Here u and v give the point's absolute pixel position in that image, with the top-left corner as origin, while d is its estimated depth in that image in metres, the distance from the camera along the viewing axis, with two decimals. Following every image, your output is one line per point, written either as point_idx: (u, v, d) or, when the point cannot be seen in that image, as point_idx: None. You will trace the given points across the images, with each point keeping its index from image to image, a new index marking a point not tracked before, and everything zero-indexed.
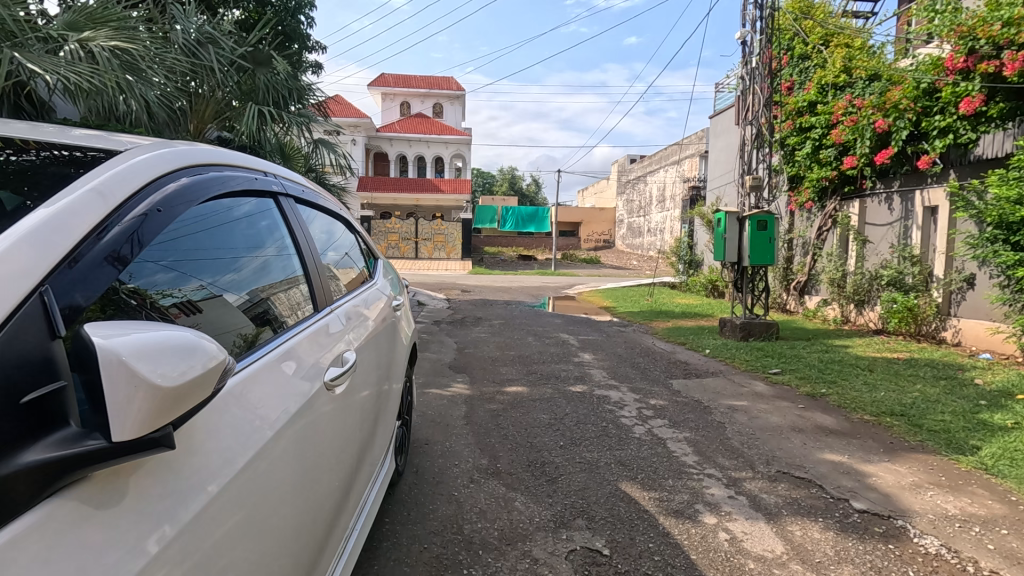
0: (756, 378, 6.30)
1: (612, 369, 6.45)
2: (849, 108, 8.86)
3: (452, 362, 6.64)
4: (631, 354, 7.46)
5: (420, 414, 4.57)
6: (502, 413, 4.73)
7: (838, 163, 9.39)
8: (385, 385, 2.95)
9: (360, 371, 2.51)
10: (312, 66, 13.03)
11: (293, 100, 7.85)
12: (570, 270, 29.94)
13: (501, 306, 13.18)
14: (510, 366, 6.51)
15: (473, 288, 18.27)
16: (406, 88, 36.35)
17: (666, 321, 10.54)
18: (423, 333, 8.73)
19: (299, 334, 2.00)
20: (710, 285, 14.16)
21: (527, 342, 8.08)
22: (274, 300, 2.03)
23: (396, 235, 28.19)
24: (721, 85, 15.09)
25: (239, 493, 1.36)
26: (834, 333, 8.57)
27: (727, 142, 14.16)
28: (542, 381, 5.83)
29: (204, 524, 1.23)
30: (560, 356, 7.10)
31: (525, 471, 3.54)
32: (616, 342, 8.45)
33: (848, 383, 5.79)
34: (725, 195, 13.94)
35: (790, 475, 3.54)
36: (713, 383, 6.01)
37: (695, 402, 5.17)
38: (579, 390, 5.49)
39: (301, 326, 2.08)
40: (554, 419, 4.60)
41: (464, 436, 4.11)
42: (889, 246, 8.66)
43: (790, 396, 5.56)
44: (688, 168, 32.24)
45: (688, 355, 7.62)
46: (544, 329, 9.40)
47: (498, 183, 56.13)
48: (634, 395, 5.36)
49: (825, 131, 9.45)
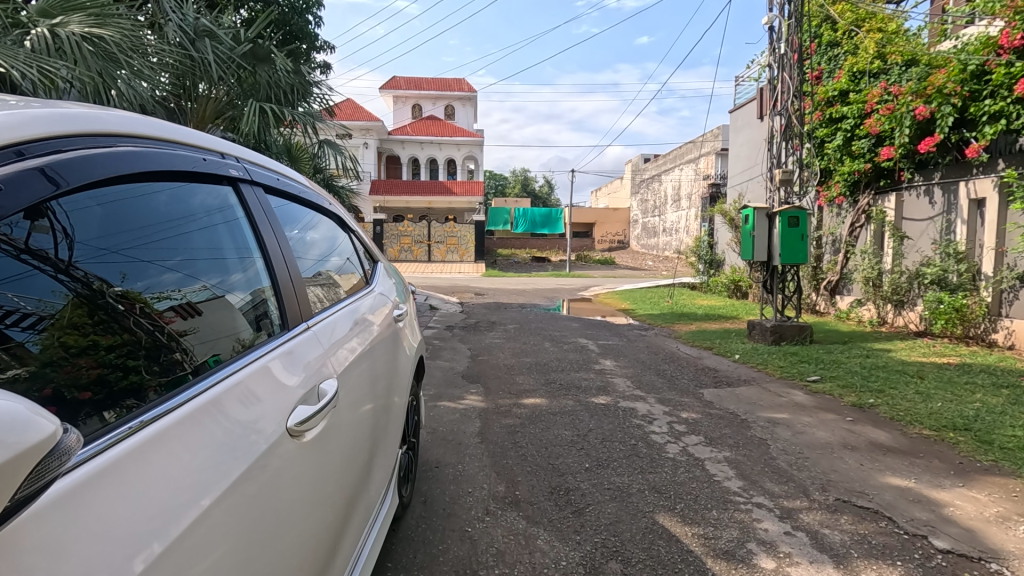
0: (794, 386, 5.81)
1: (636, 377, 6.01)
2: (885, 96, 8.33)
3: (466, 370, 6.25)
4: (655, 361, 7.01)
5: (430, 431, 4.18)
6: (519, 429, 4.33)
7: (872, 155, 8.86)
8: (389, 398, 2.60)
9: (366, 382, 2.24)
10: (320, 67, 12.80)
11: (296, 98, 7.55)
12: (585, 271, 29.42)
13: (515, 310, 12.79)
14: (527, 375, 6.10)
15: (486, 291, 17.87)
16: (417, 90, 36.17)
17: (689, 324, 10.06)
18: (435, 338, 8.36)
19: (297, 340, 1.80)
20: (733, 285, 13.61)
21: (544, 348, 7.66)
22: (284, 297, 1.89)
23: (409, 238, 27.95)
24: (742, 78, 14.56)
25: (223, 520, 1.21)
26: (873, 336, 8.02)
27: (749, 137, 13.63)
28: (562, 391, 5.42)
29: (188, 549, 1.09)
30: (580, 363, 6.67)
31: (547, 500, 3.13)
32: (638, 347, 8.00)
33: (897, 392, 5.29)
34: (748, 192, 13.39)
35: (853, 505, 3.09)
36: (747, 393, 5.54)
37: (731, 415, 4.73)
38: (602, 402, 5.07)
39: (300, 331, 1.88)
40: (577, 436, 4.19)
41: (479, 457, 3.72)
42: (930, 242, 8.11)
43: (835, 406, 5.08)
44: (705, 166, 31.58)
45: (716, 361, 7.15)
46: (562, 333, 8.99)
47: (511, 185, 55.86)
48: (663, 407, 4.93)
49: (857, 121, 8.91)
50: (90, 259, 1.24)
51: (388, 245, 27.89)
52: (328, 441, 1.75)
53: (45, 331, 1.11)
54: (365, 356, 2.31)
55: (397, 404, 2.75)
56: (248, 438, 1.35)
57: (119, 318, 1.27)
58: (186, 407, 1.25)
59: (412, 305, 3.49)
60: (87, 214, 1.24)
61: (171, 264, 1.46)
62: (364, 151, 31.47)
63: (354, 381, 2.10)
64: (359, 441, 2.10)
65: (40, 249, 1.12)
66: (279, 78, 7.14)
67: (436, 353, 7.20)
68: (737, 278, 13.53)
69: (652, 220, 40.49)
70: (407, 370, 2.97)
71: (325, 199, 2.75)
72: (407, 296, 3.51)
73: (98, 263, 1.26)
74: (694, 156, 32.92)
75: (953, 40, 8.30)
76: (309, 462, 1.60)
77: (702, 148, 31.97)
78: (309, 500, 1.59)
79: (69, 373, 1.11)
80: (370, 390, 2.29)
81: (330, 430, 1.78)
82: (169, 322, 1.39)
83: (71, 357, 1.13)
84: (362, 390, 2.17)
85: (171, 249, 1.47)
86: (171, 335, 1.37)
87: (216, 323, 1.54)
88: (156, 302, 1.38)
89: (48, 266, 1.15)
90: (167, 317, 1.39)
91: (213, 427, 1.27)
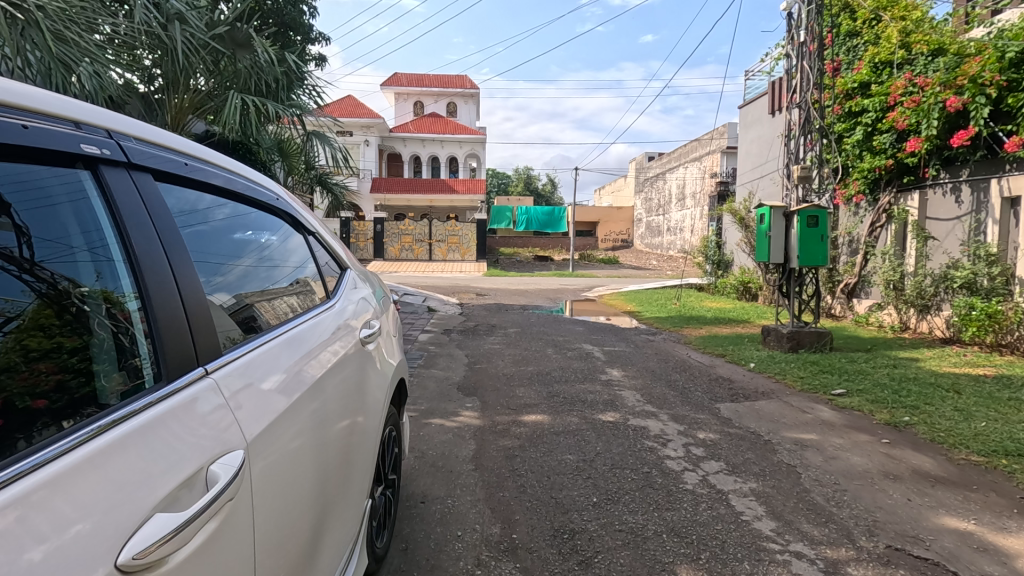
0: (818, 400, 5.35)
1: (646, 390, 5.56)
2: (910, 87, 7.87)
3: (462, 381, 5.81)
4: (665, 369, 6.57)
5: (418, 456, 3.73)
6: (518, 453, 3.88)
7: (894, 151, 8.38)
8: (362, 417, 2.18)
9: (333, 397, 1.88)
10: (315, 60, 12.39)
11: (282, 88, 7.13)
12: (589, 271, 28.91)
13: (516, 312, 12.34)
14: (528, 386, 5.67)
15: (487, 291, 17.40)
16: (419, 87, 35.71)
17: (699, 329, 9.60)
18: (431, 344, 7.91)
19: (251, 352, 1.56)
20: (742, 287, 13.16)
21: (546, 355, 7.21)
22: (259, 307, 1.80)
23: (410, 237, 27.50)
24: (752, 73, 14.06)
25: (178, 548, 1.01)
26: (896, 343, 7.55)
27: (760, 133, 13.16)
28: (565, 406, 4.97)
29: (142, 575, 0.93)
30: (585, 372, 6.22)
31: (549, 547, 2.68)
32: (646, 354, 7.54)
33: (933, 408, 4.84)
34: (759, 191, 12.89)
35: (907, 554, 2.64)
36: (768, 408, 5.09)
37: (752, 434, 4.29)
38: (610, 419, 4.62)
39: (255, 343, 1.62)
40: (583, 460, 3.74)
41: (472, 489, 3.27)
42: (958, 243, 7.64)
43: (866, 424, 4.62)
44: (710, 164, 31.08)
45: (730, 370, 6.69)
46: (565, 338, 8.54)
47: (513, 184, 55.52)
48: (678, 425, 4.49)
49: (879, 115, 8.42)
50: (58, 257, 1.13)
51: (389, 243, 27.45)
52: (301, 457, 1.55)
53: (8, 334, 1.03)
54: (346, 362, 2.13)
55: (374, 424, 2.33)
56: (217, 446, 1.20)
57: (86, 320, 1.14)
58: (149, 413, 1.11)
59: (394, 312, 3.14)
60: (63, 210, 1.14)
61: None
62: (365, 148, 31.09)
63: (332, 392, 1.89)
64: (337, 462, 1.85)
65: (1, 248, 1.05)
66: (261, 66, 6.67)
67: (431, 360, 6.76)
68: (746, 279, 13.05)
69: (656, 219, 39.95)
70: (385, 388, 2.54)
71: (270, 193, 2.19)
72: (390, 305, 3.15)
73: (67, 263, 1.14)
74: (700, 155, 32.38)
75: (982, 29, 7.82)
76: (280, 478, 1.41)
77: (707, 145, 31.42)
78: (276, 528, 1.37)
79: (26, 380, 1.01)
80: (347, 404, 2.02)
81: (306, 444, 1.59)
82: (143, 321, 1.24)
83: (29, 362, 1.03)
84: (341, 402, 1.95)
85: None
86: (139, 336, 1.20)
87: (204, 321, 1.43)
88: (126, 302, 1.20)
89: (11, 265, 1.06)
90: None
91: (177, 437, 1.12)
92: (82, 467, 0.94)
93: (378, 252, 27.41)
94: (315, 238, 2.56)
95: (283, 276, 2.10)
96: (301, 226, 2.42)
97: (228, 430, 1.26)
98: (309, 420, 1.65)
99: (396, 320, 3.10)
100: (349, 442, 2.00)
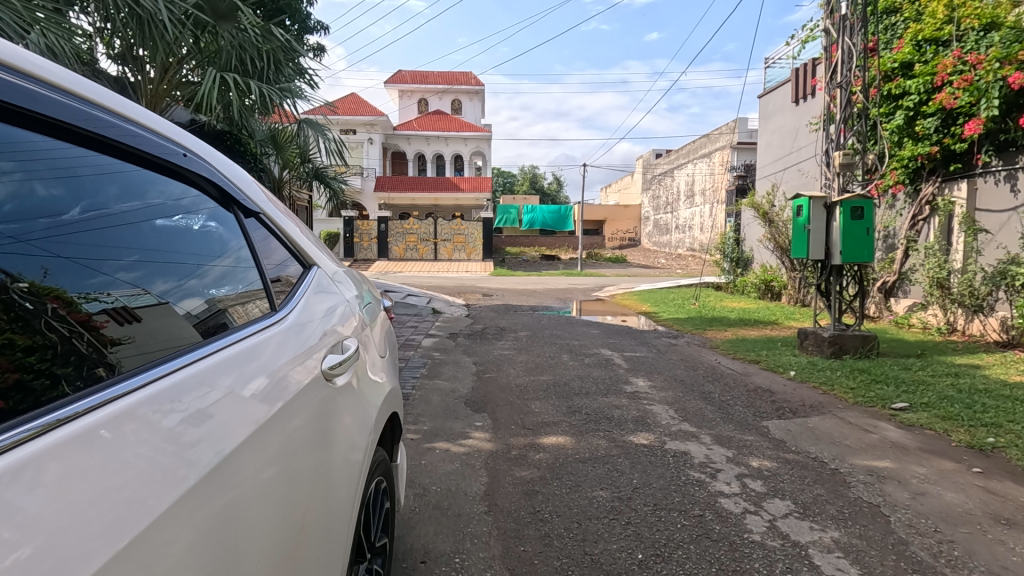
0: (877, 415, 4.67)
1: (679, 404, 4.89)
2: (959, 65, 7.16)
3: (470, 394, 5.16)
4: (696, 379, 5.90)
5: (419, 494, 3.09)
6: (540, 488, 3.23)
7: (940, 136, 7.67)
8: (343, 455, 1.67)
9: (292, 433, 1.42)
10: (313, 50, 11.80)
11: (270, 68, 6.46)
12: (597, 271, 28.21)
13: (526, 314, 11.67)
14: (545, 401, 5.01)
15: (493, 292, 16.75)
16: (423, 84, 35.10)
17: (724, 332, 8.92)
18: (436, 350, 7.27)
19: (201, 361, 1.28)
20: (764, 285, 12.50)
21: (562, 362, 6.54)
22: (233, 313, 1.54)
23: (414, 236, 26.87)
24: (773, 60, 13.34)
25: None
26: (949, 347, 6.84)
27: (783, 123, 12.45)
28: (590, 425, 4.31)
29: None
30: (608, 384, 5.56)
31: None
32: (670, 360, 6.87)
33: (1019, 427, 4.16)
34: (784, 184, 12.15)
35: None
36: (824, 426, 4.41)
37: (815, 461, 3.63)
38: (644, 442, 3.97)
39: (192, 358, 1.28)
40: (619, 499, 3.09)
41: (486, 541, 2.64)
42: (1016, 236, 6.92)
43: (943, 447, 3.95)
44: (719, 160, 30.29)
45: (767, 379, 6.02)
46: (581, 342, 7.87)
47: (519, 183, 54.92)
48: (725, 450, 3.82)
49: (923, 97, 7.71)
50: None
51: (393, 242, 26.84)
52: (229, 516, 1.14)
53: None
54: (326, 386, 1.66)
55: (361, 465, 1.81)
56: (175, 468, 1.05)
57: (31, 318, 1.03)
58: (100, 409, 0.99)
59: (386, 323, 2.50)
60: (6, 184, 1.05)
61: (126, 262, 1.27)
62: (369, 146, 30.53)
63: (312, 418, 1.53)
64: (306, 518, 1.42)
65: None
66: (245, 40, 5.98)
67: (436, 369, 6.12)
68: (768, 278, 12.38)
69: (664, 217, 39.22)
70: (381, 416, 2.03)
71: (176, 145, 1.52)
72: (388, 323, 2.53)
73: (8, 254, 1.01)
74: (708, 151, 31.65)
75: None
76: (232, 524, 1.15)
77: (717, 141, 30.70)
78: None
79: None
80: (322, 446, 1.56)
81: (269, 481, 1.30)
82: (100, 326, 1.14)
83: None
84: (318, 440, 1.54)
85: (126, 242, 1.28)
86: (100, 345, 1.12)
87: (162, 333, 1.28)
88: (85, 304, 1.13)
89: None
90: (99, 321, 1.14)
91: (131, 440, 1.00)
92: (24, 468, 0.83)
93: (382, 252, 26.80)
94: (256, 220, 1.85)
95: (263, 276, 1.76)
96: (230, 202, 1.72)
97: (192, 446, 1.11)
98: (285, 442, 1.39)
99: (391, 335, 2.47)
100: (318, 494, 1.50)
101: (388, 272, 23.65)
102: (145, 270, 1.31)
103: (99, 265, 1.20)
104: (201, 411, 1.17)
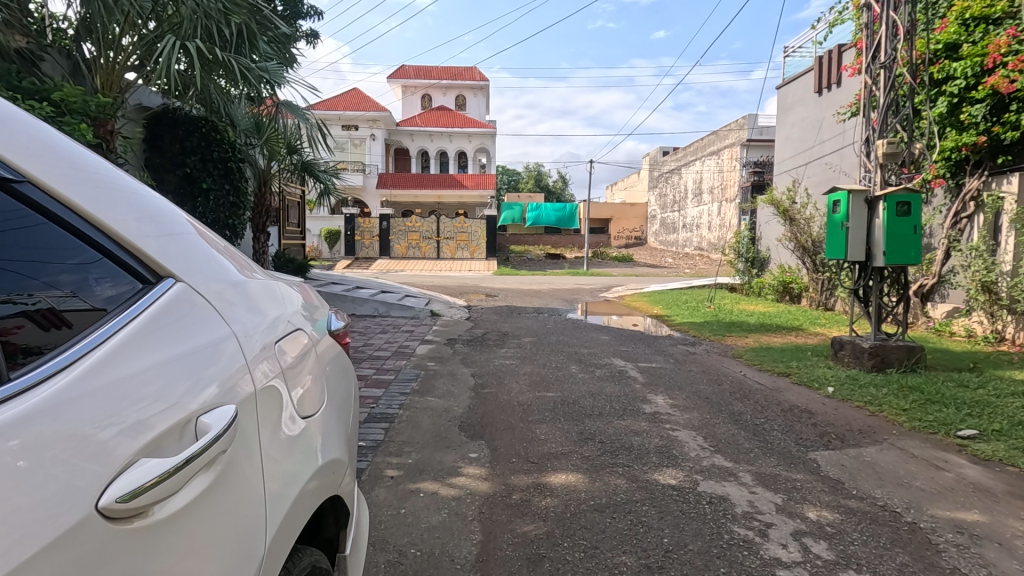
0: (942, 445, 3.97)
1: (709, 431, 4.19)
2: (1015, 45, 6.43)
3: (465, 416, 4.48)
4: (723, 396, 5.20)
5: (395, 566, 2.42)
6: (547, 552, 2.55)
7: (991, 124, 6.92)
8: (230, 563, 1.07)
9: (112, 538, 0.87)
10: (306, 36, 11.14)
11: (243, 42, 5.69)
12: (604, 270, 27.46)
13: (530, 316, 10.99)
14: (552, 425, 4.32)
15: (498, 292, 16.07)
16: (426, 79, 34.40)
17: (745, 339, 8.22)
18: (431, 359, 6.59)
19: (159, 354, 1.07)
20: (782, 287, 11.81)
21: (570, 375, 5.85)
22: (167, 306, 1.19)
23: (417, 235, 26.22)
24: (792, 49, 12.58)
25: None
26: (1003, 360, 6.10)
27: (804, 115, 11.71)
28: (604, 458, 3.64)
29: None
30: (623, 403, 4.87)
31: None
32: (691, 373, 6.17)
33: None
34: (806, 179, 11.39)
35: None
36: (885, 460, 3.71)
37: (887, 512, 2.94)
38: (672, 482, 3.29)
39: (147, 344, 1.07)
40: (647, 570, 2.41)
41: None
42: None
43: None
44: (728, 157, 29.44)
45: (802, 396, 5.34)
46: (590, 350, 7.17)
47: (523, 180, 54.24)
48: (772, 495, 3.13)
49: (971, 81, 7.00)
50: None
51: (395, 241, 26.20)
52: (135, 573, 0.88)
53: None
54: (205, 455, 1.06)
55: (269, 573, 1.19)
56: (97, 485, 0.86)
57: None
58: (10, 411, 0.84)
59: (332, 349, 1.83)
60: None
61: (70, 264, 1.10)
62: (371, 142, 29.92)
63: (210, 497, 1.05)
64: None
65: None
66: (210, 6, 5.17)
67: (430, 383, 5.45)
68: (787, 279, 11.65)
69: (671, 215, 38.43)
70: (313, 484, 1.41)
71: None
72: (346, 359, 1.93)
73: None
74: (717, 147, 30.83)
75: None
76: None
77: (725, 138, 29.85)
78: None
79: None
80: (225, 540, 1.06)
81: None
82: (8, 334, 0.97)
83: None
84: (221, 528, 1.05)
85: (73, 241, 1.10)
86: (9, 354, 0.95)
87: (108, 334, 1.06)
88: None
89: None
90: (10, 327, 0.98)
91: (57, 451, 0.84)
92: None
93: (383, 250, 26.17)
94: (8, 196, 1.04)
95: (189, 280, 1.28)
96: None
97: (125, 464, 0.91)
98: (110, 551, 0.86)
99: (338, 365, 1.84)
100: None
101: (390, 271, 23.02)
102: (89, 271, 1.12)
103: (37, 270, 1.05)
104: (141, 422, 0.96)
